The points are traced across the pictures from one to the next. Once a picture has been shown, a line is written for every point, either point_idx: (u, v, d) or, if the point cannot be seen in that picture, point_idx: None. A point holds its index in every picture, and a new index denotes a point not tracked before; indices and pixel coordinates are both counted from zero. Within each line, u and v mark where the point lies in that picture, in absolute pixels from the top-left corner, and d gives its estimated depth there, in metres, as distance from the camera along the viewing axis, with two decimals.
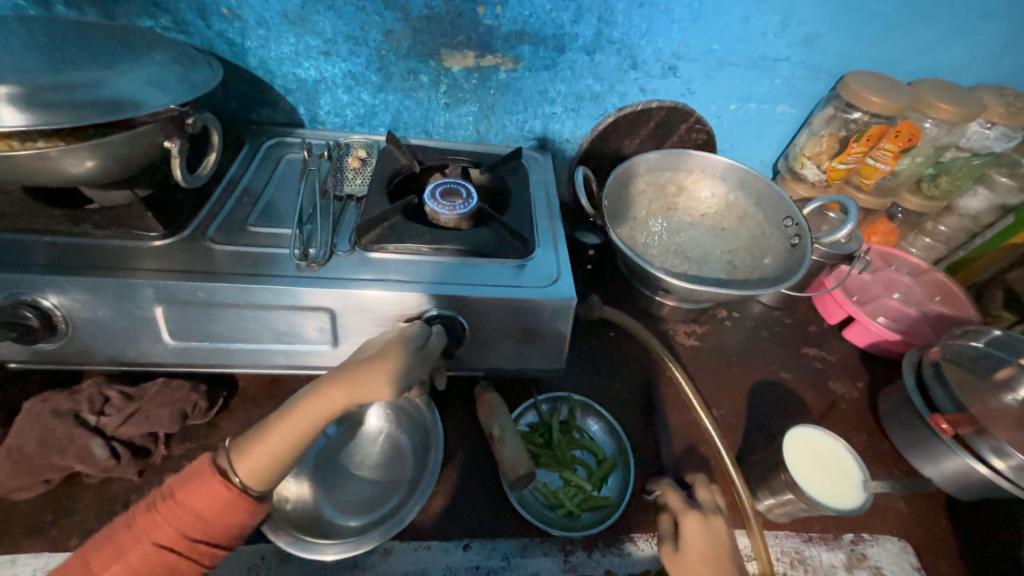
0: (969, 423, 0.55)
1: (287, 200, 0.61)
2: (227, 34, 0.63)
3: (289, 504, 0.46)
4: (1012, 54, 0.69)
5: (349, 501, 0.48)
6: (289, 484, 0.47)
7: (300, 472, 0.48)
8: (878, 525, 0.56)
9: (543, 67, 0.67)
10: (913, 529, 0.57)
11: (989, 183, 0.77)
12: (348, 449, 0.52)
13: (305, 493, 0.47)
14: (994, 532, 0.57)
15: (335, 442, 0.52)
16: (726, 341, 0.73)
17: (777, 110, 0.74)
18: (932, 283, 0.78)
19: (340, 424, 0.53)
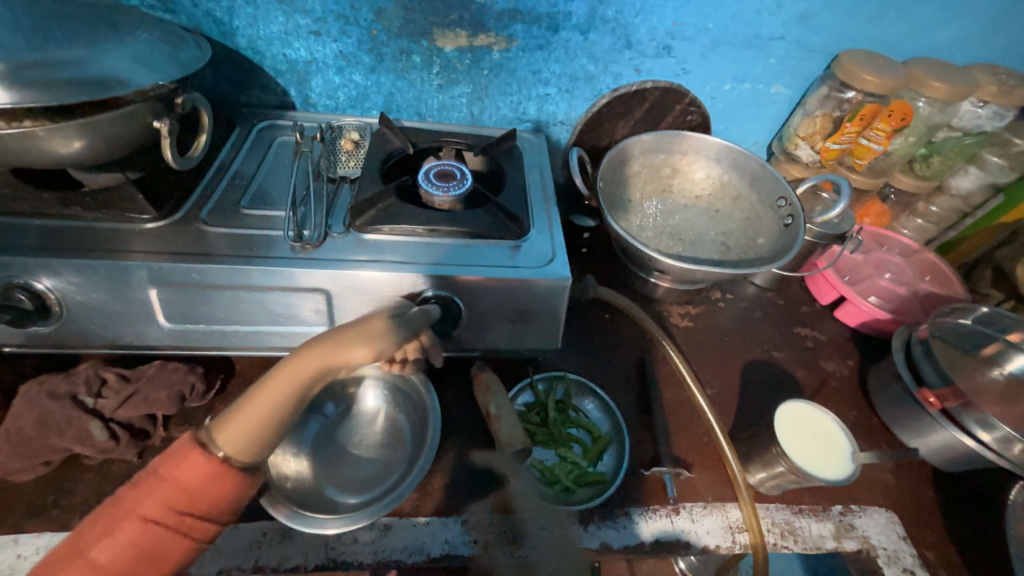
0: (954, 397, 0.56)
1: (280, 183, 0.61)
2: (214, 13, 0.61)
3: (288, 482, 0.47)
4: (1005, 31, 0.69)
5: (348, 479, 0.49)
6: (288, 463, 0.48)
7: (299, 450, 0.49)
8: (866, 497, 0.58)
9: (536, 47, 0.67)
10: (900, 500, 0.58)
11: (980, 162, 0.77)
12: (346, 429, 0.53)
13: (305, 471, 0.48)
14: (978, 502, 0.59)
15: (333, 423, 0.53)
16: (719, 322, 0.74)
17: (771, 90, 0.74)
18: (923, 262, 0.79)
19: (338, 405, 0.54)
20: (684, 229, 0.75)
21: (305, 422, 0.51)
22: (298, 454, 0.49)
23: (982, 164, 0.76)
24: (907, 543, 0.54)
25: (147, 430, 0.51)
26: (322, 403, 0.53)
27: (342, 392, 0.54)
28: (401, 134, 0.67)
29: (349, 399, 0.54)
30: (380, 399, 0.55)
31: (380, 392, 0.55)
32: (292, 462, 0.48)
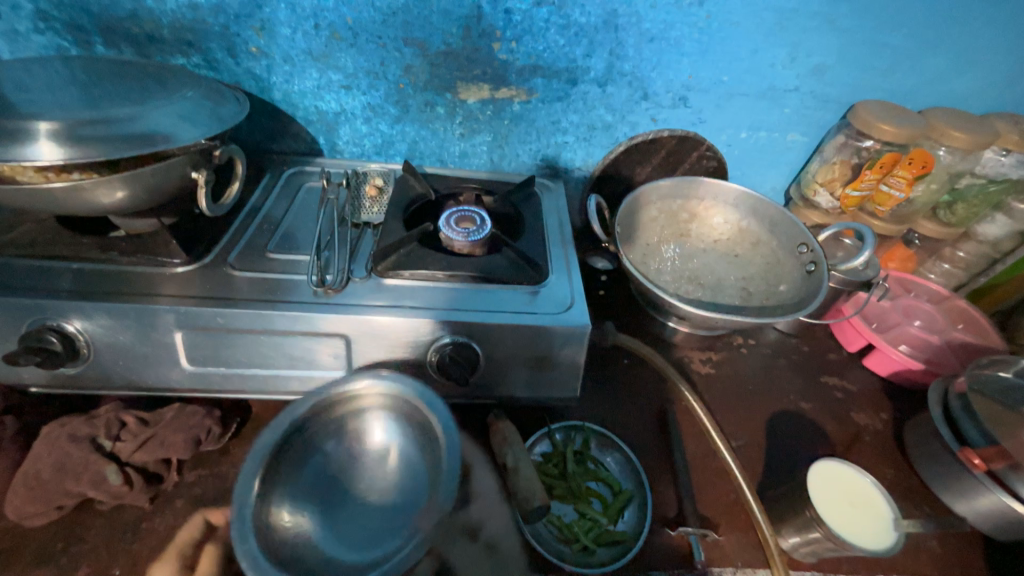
0: (1001, 458, 0.53)
1: (305, 227, 0.63)
2: (254, 70, 0.65)
3: (286, 536, 0.45)
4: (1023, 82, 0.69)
5: (358, 535, 0.47)
6: (284, 514, 0.46)
7: (297, 502, 0.47)
8: (911, 567, 0.53)
9: (555, 99, 0.69)
10: (949, 571, 0.53)
11: (1006, 209, 0.75)
12: (347, 474, 0.51)
13: (306, 523, 0.46)
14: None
15: (330, 468, 0.51)
16: (742, 369, 0.72)
17: (787, 138, 0.75)
18: (955, 309, 0.76)
19: (337, 447, 0.51)
20: (703, 274, 0.75)
21: (301, 468, 0.49)
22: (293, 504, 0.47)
23: (1008, 211, 0.75)
24: None
25: (161, 475, 0.51)
26: (319, 447, 0.50)
27: (343, 429, 0.52)
28: (423, 179, 0.69)
29: (349, 439, 0.52)
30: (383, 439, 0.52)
31: (384, 430, 0.52)
32: (288, 513, 0.46)
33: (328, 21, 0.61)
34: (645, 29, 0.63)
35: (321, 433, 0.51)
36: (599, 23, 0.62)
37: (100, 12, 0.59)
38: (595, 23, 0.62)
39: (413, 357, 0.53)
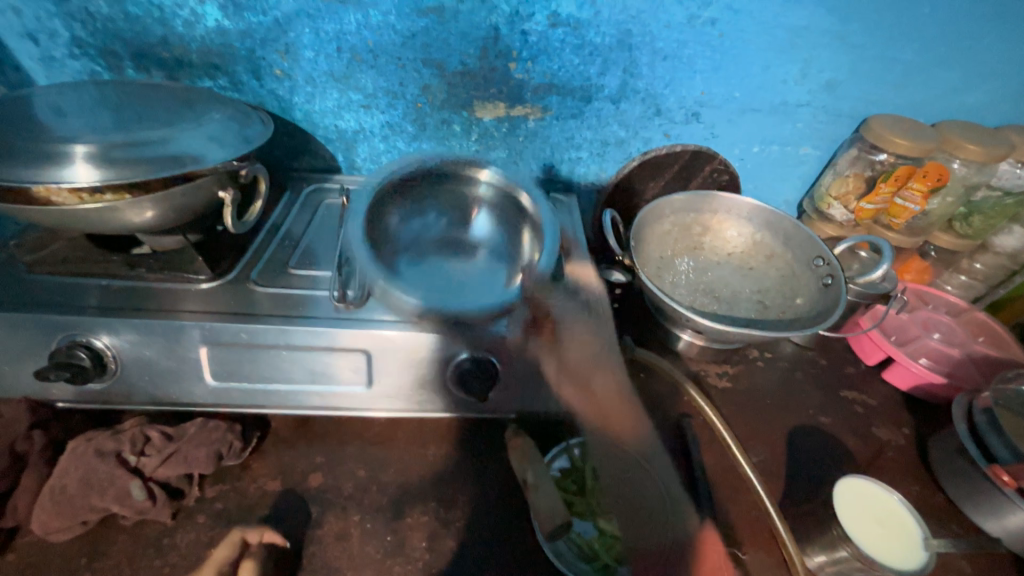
0: None
1: (325, 243, 0.64)
2: (277, 92, 0.67)
3: (387, 221, 0.63)
4: None
5: (438, 275, 0.60)
6: (392, 220, 0.63)
7: (400, 211, 0.64)
8: None
9: (570, 116, 0.70)
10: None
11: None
12: (447, 229, 0.66)
13: (399, 224, 0.63)
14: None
15: (431, 226, 0.65)
16: (760, 383, 0.71)
17: (800, 151, 0.76)
18: (974, 322, 0.75)
19: (439, 216, 0.66)
20: (718, 287, 0.74)
21: (413, 222, 0.64)
22: (392, 186, 0.65)
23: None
24: None
25: (182, 490, 0.51)
26: (428, 211, 0.66)
27: (451, 207, 0.67)
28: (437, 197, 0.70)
29: (452, 208, 0.67)
30: (483, 219, 0.66)
31: (485, 214, 0.67)
32: (396, 220, 0.64)
33: (349, 44, 0.63)
34: (658, 48, 0.64)
35: (430, 198, 0.66)
36: (613, 43, 0.64)
37: (132, 38, 0.62)
38: (609, 43, 0.63)
39: (433, 373, 0.53)
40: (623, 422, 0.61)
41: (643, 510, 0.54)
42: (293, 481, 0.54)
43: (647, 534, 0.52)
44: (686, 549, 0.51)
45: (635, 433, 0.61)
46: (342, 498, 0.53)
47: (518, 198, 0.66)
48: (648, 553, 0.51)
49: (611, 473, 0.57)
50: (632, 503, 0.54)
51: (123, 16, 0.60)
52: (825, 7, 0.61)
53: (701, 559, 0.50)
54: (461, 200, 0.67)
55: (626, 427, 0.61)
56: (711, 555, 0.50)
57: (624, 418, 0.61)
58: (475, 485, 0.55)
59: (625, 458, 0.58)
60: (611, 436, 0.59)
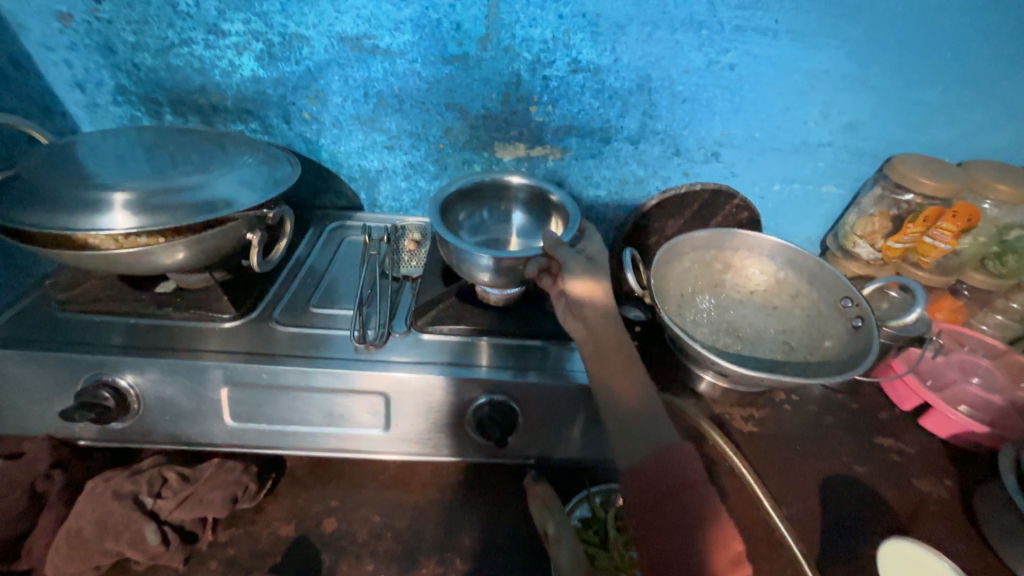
0: None
1: (347, 280, 0.65)
2: (305, 134, 0.70)
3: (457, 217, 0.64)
4: None
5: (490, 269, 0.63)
6: (460, 217, 0.65)
7: (465, 210, 0.65)
8: None
9: (589, 155, 0.71)
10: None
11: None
12: (496, 227, 0.67)
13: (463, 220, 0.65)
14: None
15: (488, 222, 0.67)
16: (788, 427, 0.68)
17: (821, 190, 0.75)
18: (1014, 366, 0.71)
19: (491, 212, 0.67)
20: (741, 326, 0.73)
21: (471, 216, 0.66)
22: (459, 191, 0.63)
23: None
24: None
25: (196, 533, 0.50)
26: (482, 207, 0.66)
27: (497, 203, 0.67)
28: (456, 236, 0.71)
29: (499, 203, 0.67)
30: (524, 211, 0.66)
31: (520, 210, 0.67)
32: (460, 219, 0.65)
33: (377, 91, 0.65)
34: (677, 91, 0.65)
35: (482, 194, 0.66)
36: (632, 87, 0.65)
37: (172, 86, 0.65)
38: (629, 87, 0.65)
39: (450, 416, 0.52)
40: (616, 365, 0.49)
41: (638, 429, 0.46)
42: (306, 526, 0.53)
43: (635, 442, 0.45)
44: (667, 464, 0.42)
45: (631, 379, 0.49)
46: (355, 546, 0.51)
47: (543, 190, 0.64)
48: (640, 465, 0.43)
49: (611, 414, 0.48)
50: (629, 419, 0.47)
51: (165, 66, 0.63)
52: (844, 52, 0.62)
53: (682, 466, 0.42)
54: (500, 190, 0.66)
55: (623, 374, 0.49)
56: (686, 463, 0.43)
57: (618, 361, 0.49)
58: (491, 534, 0.53)
59: (625, 403, 0.48)
60: (604, 381, 0.49)
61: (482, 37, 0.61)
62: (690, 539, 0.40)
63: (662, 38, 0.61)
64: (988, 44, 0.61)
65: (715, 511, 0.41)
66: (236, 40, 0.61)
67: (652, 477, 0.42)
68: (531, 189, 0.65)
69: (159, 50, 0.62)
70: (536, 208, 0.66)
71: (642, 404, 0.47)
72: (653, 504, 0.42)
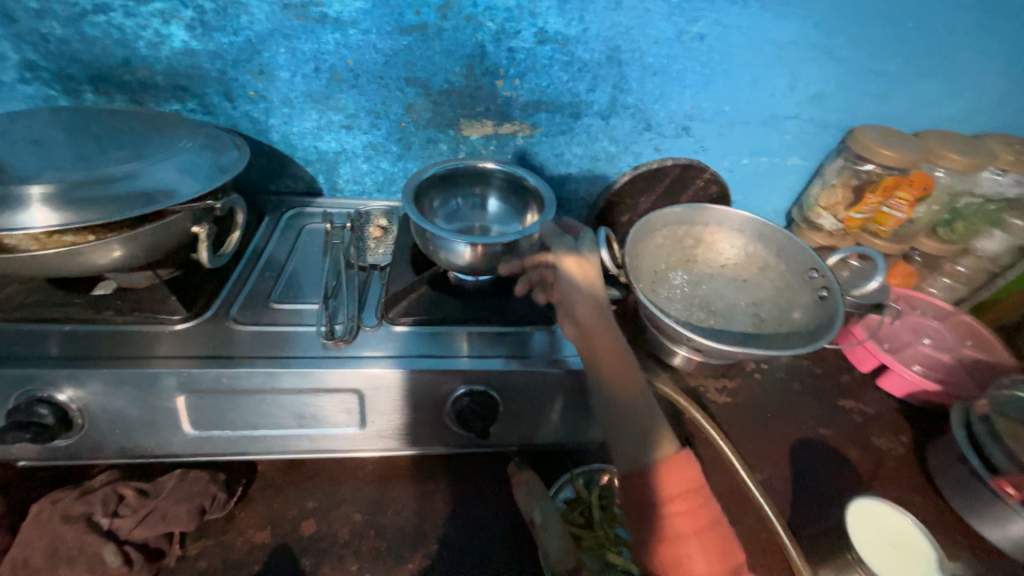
0: None
1: (309, 272, 0.61)
2: (252, 114, 0.64)
3: (430, 202, 0.61)
4: (1010, 107, 0.72)
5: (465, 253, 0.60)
6: (435, 203, 0.62)
7: (439, 199, 0.62)
8: None
9: (560, 132, 0.69)
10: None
11: (1004, 226, 0.76)
12: (472, 213, 0.64)
13: (436, 206, 0.62)
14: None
15: (463, 208, 0.64)
16: (759, 396, 0.70)
17: (788, 162, 0.76)
18: (962, 325, 0.76)
19: (465, 198, 0.64)
20: (713, 300, 0.74)
21: (446, 202, 0.63)
22: (434, 176, 0.60)
23: (1007, 228, 0.76)
24: None
25: (163, 549, 0.47)
26: (455, 193, 0.63)
27: (473, 189, 0.64)
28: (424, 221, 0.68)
29: (473, 188, 0.64)
30: (499, 197, 0.64)
31: (497, 196, 0.64)
32: (434, 205, 0.62)
33: (329, 65, 0.60)
34: (647, 63, 0.63)
35: (455, 179, 0.63)
36: (602, 58, 0.62)
37: (91, 60, 0.58)
38: (598, 59, 0.62)
39: (429, 408, 0.51)
40: (611, 366, 0.48)
41: (633, 430, 0.45)
42: (282, 530, 0.50)
43: (631, 443, 0.45)
44: (672, 475, 0.42)
45: (626, 380, 0.48)
46: (338, 547, 0.50)
47: (520, 176, 0.61)
48: (638, 470, 0.43)
49: (606, 413, 0.47)
50: (625, 418, 0.46)
51: (80, 38, 0.56)
52: (810, 24, 0.62)
53: (683, 475, 0.42)
54: (473, 176, 0.63)
55: (618, 366, 0.48)
56: (689, 473, 0.42)
57: (612, 361, 0.49)
58: (478, 522, 0.53)
59: (619, 401, 0.47)
60: (599, 381, 0.48)
61: (441, 4, 0.57)
62: (685, 549, 0.40)
63: (630, 7, 0.58)
64: (945, 14, 0.62)
65: (712, 523, 0.41)
66: (161, 6, 0.54)
67: (646, 483, 0.42)
68: (506, 175, 0.62)
69: (70, 18, 0.55)
70: (513, 195, 0.63)
71: (638, 403, 0.47)
72: (649, 511, 0.42)
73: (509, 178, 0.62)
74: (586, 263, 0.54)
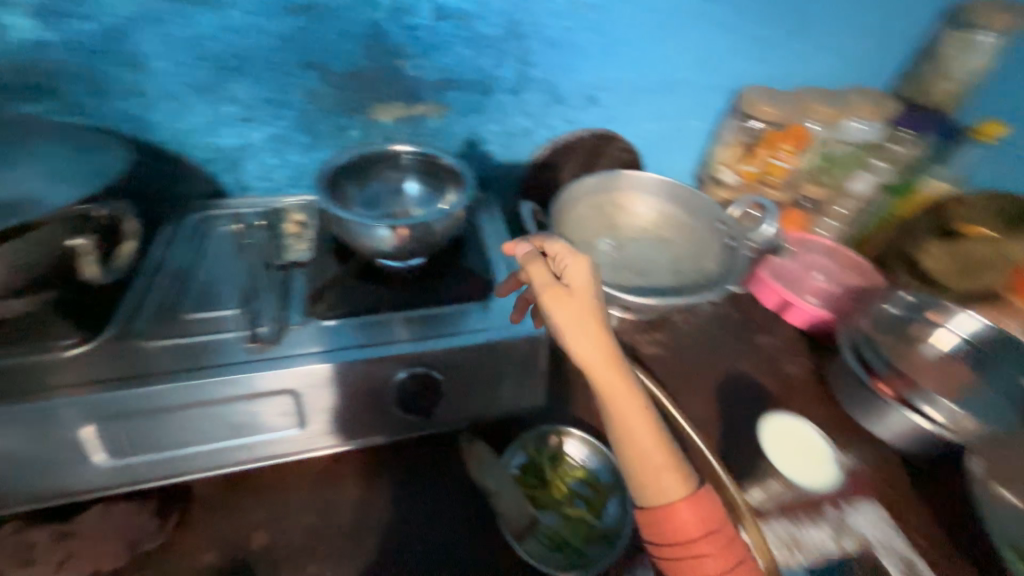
0: (901, 381, 0.63)
1: (222, 275, 0.57)
2: (130, 110, 0.58)
3: (345, 192, 0.58)
4: (864, 63, 0.82)
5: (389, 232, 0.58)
6: (350, 193, 0.59)
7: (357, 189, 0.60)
8: (852, 489, 0.61)
9: (472, 110, 0.69)
10: (881, 489, 0.61)
11: (869, 167, 0.83)
12: (389, 199, 0.61)
13: (351, 195, 0.59)
14: (949, 481, 0.62)
15: (379, 195, 0.61)
16: (687, 344, 0.77)
17: (690, 125, 0.82)
18: (847, 259, 0.86)
19: (382, 186, 0.62)
20: (640, 262, 0.75)
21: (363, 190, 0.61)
22: (346, 167, 0.59)
23: (870, 169, 0.83)
24: (895, 527, 0.57)
25: None
26: (372, 181, 0.61)
27: (391, 177, 0.62)
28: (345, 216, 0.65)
29: (390, 175, 0.62)
30: (418, 180, 0.62)
31: (414, 180, 0.63)
32: (350, 194, 0.59)
33: (211, 51, 0.56)
34: (548, 37, 0.65)
35: (368, 167, 0.61)
36: (503, 33, 0.63)
37: None
38: (500, 34, 0.63)
39: (371, 397, 0.50)
40: (628, 414, 0.45)
41: (655, 483, 0.45)
42: (227, 546, 0.48)
43: (654, 497, 0.45)
44: (694, 520, 0.44)
45: (646, 430, 0.45)
46: (292, 552, 0.48)
47: (435, 157, 0.62)
48: (664, 520, 0.44)
49: (628, 463, 0.46)
50: (646, 470, 0.45)
51: None
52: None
53: (703, 518, 0.44)
54: (387, 162, 0.62)
55: (632, 408, 0.45)
56: (709, 516, 0.45)
57: (629, 409, 0.45)
58: (435, 501, 0.54)
59: (641, 451, 0.45)
60: (617, 430, 0.46)
61: None
62: None
63: None
64: None
65: (736, 562, 0.44)
66: None
67: (670, 533, 0.44)
68: (420, 158, 0.63)
69: None
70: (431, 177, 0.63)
71: (657, 451, 0.45)
72: (674, 555, 0.44)
73: (424, 160, 0.62)
74: (578, 291, 0.47)
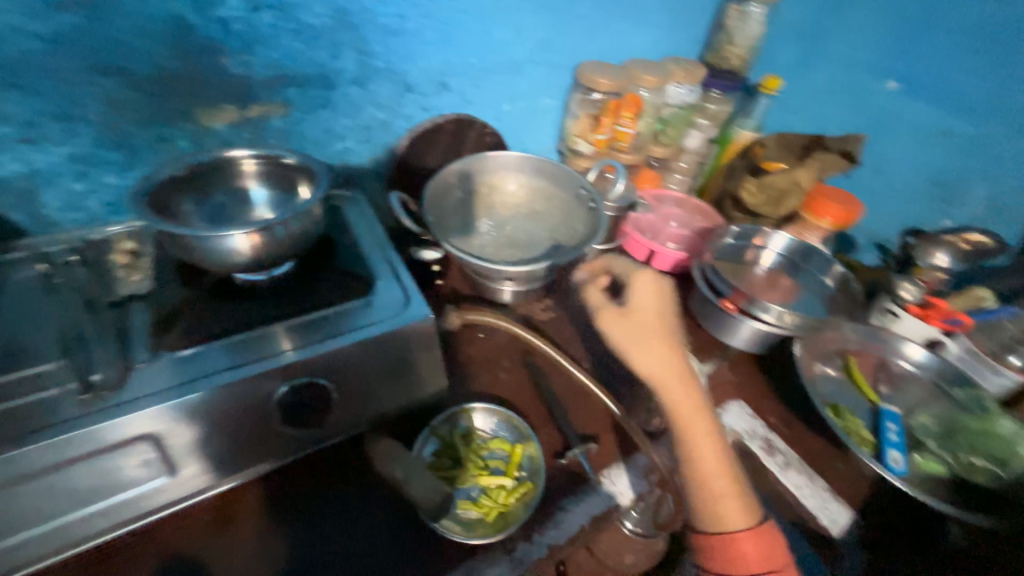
0: (742, 298, 0.76)
1: (29, 333, 0.49)
2: None
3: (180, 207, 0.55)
4: (690, 20, 0.96)
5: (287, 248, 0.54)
6: (184, 208, 0.55)
7: (196, 197, 0.57)
8: (724, 397, 0.73)
9: (331, 13, 0.64)
10: (742, 390, 0.75)
11: (696, 126, 1.00)
12: (235, 204, 0.59)
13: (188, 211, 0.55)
14: (788, 370, 0.78)
15: (217, 202, 0.58)
16: (572, 303, 0.84)
17: (536, 84, 0.88)
18: (692, 206, 0.98)
19: (225, 195, 0.59)
20: (518, 237, 0.84)
21: (202, 198, 0.57)
22: (173, 180, 0.54)
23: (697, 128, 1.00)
24: (756, 421, 0.71)
25: None
26: (210, 193, 0.58)
27: (230, 181, 0.59)
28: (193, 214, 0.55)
29: (229, 182, 0.59)
30: (265, 183, 0.60)
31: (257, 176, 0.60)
32: (187, 209, 0.56)
33: None
34: None
35: (205, 178, 0.57)
36: None
37: None
38: None
39: (244, 427, 0.49)
40: (700, 435, 0.59)
41: (722, 505, 0.56)
42: None
43: (728, 518, 0.55)
44: (757, 554, 0.53)
45: (710, 454, 0.58)
46: None
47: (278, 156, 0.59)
48: (733, 539, 0.54)
49: (694, 480, 0.58)
50: (722, 487, 0.57)
51: None
52: None
53: (767, 549, 0.54)
54: (223, 170, 0.58)
55: (703, 433, 0.59)
56: (773, 551, 0.54)
57: (701, 427, 0.60)
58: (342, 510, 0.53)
59: (708, 469, 0.58)
60: (686, 454, 0.59)
61: None
62: None
63: None
64: None
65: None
66: None
67: (744, 551, 0.53)
68: (265, 160, 0.59)
69: None
70: (275, 178, 0.60)
71: (720, 471, 0.57)
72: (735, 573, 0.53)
73: (267, 157, 0.59)
74: (658, 306, 0.70)
